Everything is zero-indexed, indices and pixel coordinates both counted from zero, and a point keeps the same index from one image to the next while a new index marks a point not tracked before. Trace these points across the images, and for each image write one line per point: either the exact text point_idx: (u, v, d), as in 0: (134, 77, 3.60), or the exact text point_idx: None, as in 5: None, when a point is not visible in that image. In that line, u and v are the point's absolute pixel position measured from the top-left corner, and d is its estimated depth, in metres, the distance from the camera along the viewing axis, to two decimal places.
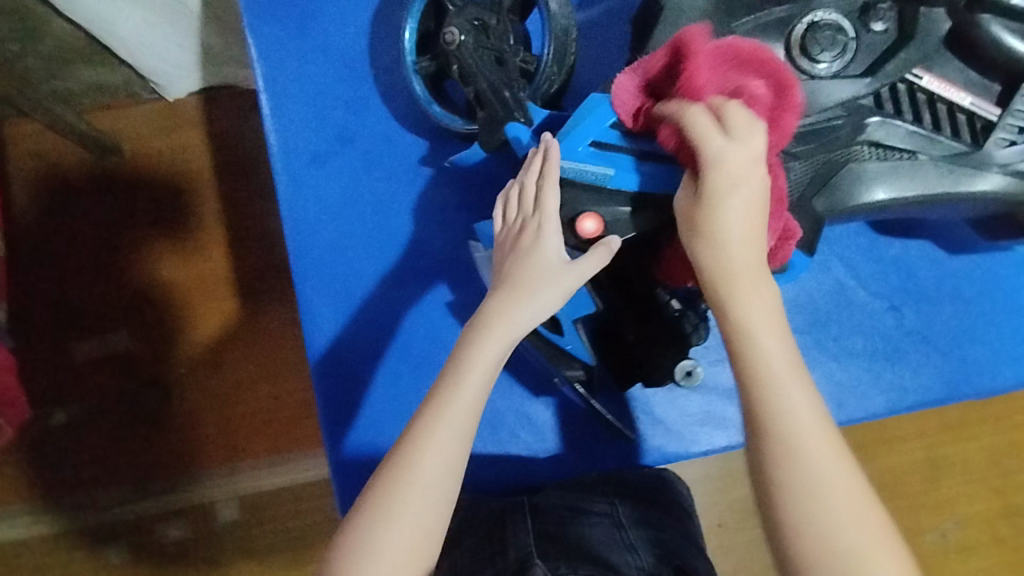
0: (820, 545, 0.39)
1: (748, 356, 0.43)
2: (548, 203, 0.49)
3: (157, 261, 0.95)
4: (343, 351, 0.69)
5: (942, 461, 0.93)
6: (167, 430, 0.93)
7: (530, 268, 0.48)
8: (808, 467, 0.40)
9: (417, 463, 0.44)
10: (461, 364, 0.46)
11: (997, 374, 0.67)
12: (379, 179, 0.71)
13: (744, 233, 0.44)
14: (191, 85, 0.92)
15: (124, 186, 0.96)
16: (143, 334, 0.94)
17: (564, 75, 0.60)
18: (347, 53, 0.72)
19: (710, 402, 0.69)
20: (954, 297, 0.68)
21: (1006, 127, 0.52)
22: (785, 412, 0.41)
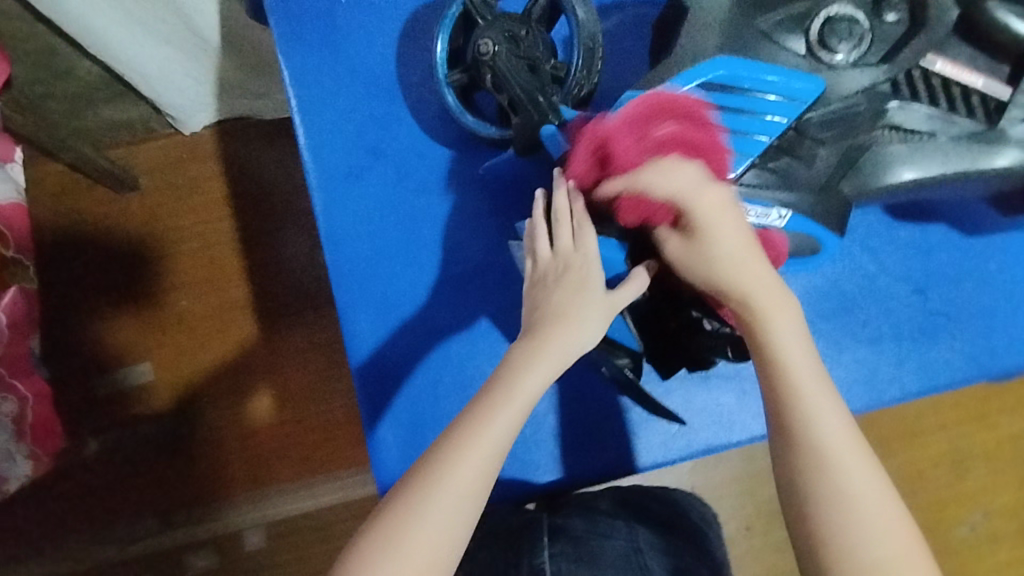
0: (825, 497, 0.47)
1: (764, 347, 0.51)
2: (585, 246, 0.54)
3: (180, 297, 1.16)
4: (384, 355, 0.74)
5: (959, 453, 1.07)
6: (198, 454, 1.13)
7: (566, 299, 0.52)
8: (822, 434, 0.48)
9: (458, 470, 0.49)
10: (504, 386, 0.51)
11: (1016, 350, 0.75)
12: (413, 191, 0.77)
13: (734, 252, 0.51)
14: (205, 118, 1.15)
15: (149, 233, 1.18)
16: (168, 363, 1.15)
17: (593, 80, 0.63)
18: (378, 75, 0.78)
19: (744, 391, 0.74)
20: (971, 279, 0.76)
21: (1019, 106, 0.55)
22: (802, 391, 0.49)
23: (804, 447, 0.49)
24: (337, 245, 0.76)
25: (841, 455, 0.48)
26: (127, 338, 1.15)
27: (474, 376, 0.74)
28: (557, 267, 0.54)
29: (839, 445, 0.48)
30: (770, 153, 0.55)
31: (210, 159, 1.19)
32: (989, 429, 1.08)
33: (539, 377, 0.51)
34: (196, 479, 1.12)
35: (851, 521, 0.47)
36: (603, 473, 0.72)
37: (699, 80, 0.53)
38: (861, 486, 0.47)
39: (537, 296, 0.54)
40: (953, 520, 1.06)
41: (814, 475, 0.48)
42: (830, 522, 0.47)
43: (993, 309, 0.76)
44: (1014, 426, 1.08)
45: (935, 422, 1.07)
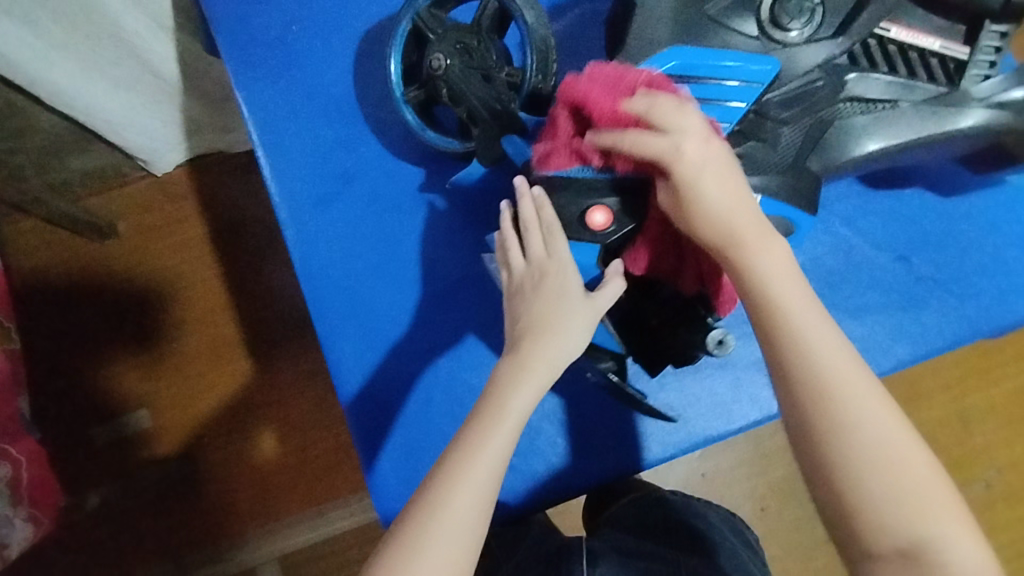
0: (830, 428, 0.45)
1: (753, 285, 0.48)
2: (558, 251, 0.53)
3: (168, 338, 1.15)
4: (378, 383, 0.73)
5: (966, 411, 1.07)
6: (204, 493, 1.11)
7: (547, 309, 0.52)
8: (821, 363, 0.46)
9: (451, 503, 0.47)
10: (492, 409, 0.50)
11: (1009, 308, 0.73)
12: (385, 211, 0.76)
13: (724, 203, 0.48)
14: (177, 157, 1.14)
15: (131, 278, 1.17)
16: (164, 406, 1.14)
17: (551, 82, 0.62)
18: (337, 99, 0.77)
19: (736, 378, 0.74)
20: (955, 240, 0.75)
21: (977, 64, 0.55)
22: (795, 324, 0.47)
23: (803, 381, 0.46)
24: (315, 278, 0.75)
25: (841, 383, 0.46)
26: (120, 386, 1.14)
27: (466, 394, 0.73)
28: (532, 276, 0.53)
29: (839, 373, 0.46)
30: (733, 137, 0.55)
31: (185, 197, 1.19)
32: (992, 384, 1.07)
33: (527, 395, 0.50)
34: (205, 521, 1.10)
35: (861, 448, 0.45)
36: (605, 475, 0.71)
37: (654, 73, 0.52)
38: (866, 411, 0.45)
39: (515, 310, 0.53)
40: (968, 478, 1.05)
41: (816, 407, 0.46)
42: (838, 453, 0.45)
43: (983, 266, 0.74)
44: (1016, 377, 1.07)
45: (937, 382, 1.07)
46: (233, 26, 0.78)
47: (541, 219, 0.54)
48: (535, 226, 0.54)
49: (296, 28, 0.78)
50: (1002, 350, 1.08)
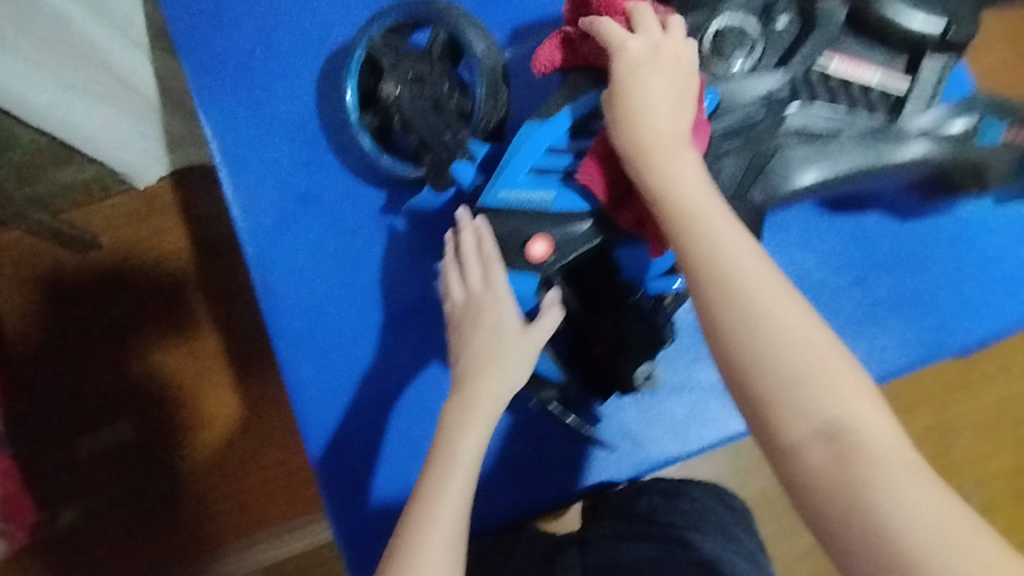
0: (736, 318, 0.44)
1: (659, 192, 0.48)
2: (497, 283, 0.54)
3: (149, 350, 1.14)
4: (357, 409, 0.74)
5: (946, 424, 1.06)
6: (186, 505, 1.11)
7: (490, 343, 0.52)
8: (724, 258, 0.45)
9: (423, 557, 0.46)
10: (446, 455, 0.50)
11: (966, 331, 0.74)
12: (348, 234, 0.76)
13: (643, 111, 0.50)
14: (160, 170, 1.13)
15: (111, 289, 1.16)
16: (145, 420, 1.13)
17: (500, 111, 0.62)
18: (301, 122, 0.78)
19: (692, 399, 0.74)
20: (913, 262, 0.75)
21: (917, 97, 0.56)
22: (696, 224, 0.47)
23: (706, 275, 0.45)
24: (277, 304, 0.76)
25: (744, 274, 0.45)
26: (100, 401, 1.14)
27: (423, 417, 0.74)
28: (471, 310, 0.54)
29: (741, 264, 0.45)
30: None
31: (167, 211, 1.17)
32: (970, 397, 1.06)
33: (479, 434, 0.50)
34: (185, 533, 1.11)
35: (766, 336, 0.44)
36: (563, 495, 0.71)
37: (595, 107, 0.55)
38: (768, 296, 0.44)
39: (457, 347, 0.53)
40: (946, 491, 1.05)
41: (719, 297, 0.45)
42: (747, 344, 0.44)
43: (937, 289, 0.74)
44: (994, 391, 1.07)
45: (919, 396, 1.06)
46: (196, 49, 0.78)
47: (479, 252, 0.56)
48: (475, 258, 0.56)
49: (260, 51, 0.78)
50: (987, 364, 1.07)
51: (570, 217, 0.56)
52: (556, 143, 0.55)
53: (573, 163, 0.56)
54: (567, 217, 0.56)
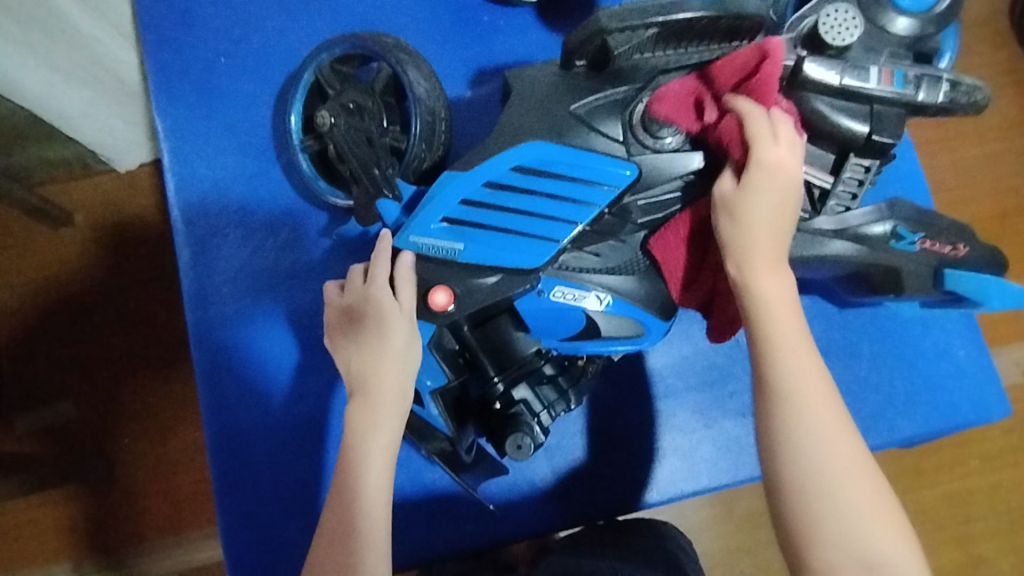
0: (803, 441, 0.45)
1: (747, 304, 0.49)
2: (376, 278, 0.54)
3: (98, 329, 1.01)
4: (292, 420, 0.73)
5: (924, 514, 0.99)
6: (112, 501, 0.98)
7: (379, 339, 0.52)
8: (793, 382, 0.46)
9: (356, 558, 0.49)
10: (358, 457, 0.51)
11: (893, 426, 0.73)
12: (283, 247, 0.76)
13: (755, 220, 0.49)
14: (141, 156, 1.01)
15: (64, 257, 1.03)
16: (90, 405, 0.99)
17: (435, 153, 0.64)
18: (254, 136, 0.78)
19: (605, 463, 0.71)
20: (845, 352, 0.74)
21: (839, 196, 0.54)
22: (777, 344, 0.47)
23: (780, 397, 0.46)
24: (210, 310, 0.74)
25: (816, 403, 0.46)
26: (46, 372, 1.00)
27: (332, 441, 0.72)
28: (360, 314, 0.53)
29: (812, 394, 0.46)
30: (587, 236, 0.56)
31: (147, 195, 1.04)
32: (927, 486, 0.99)
33: (387, 432, 0.51)
34: (107, 530, 0.97)
35: (824, 468, 0.44)
36: (469, 545, 0.69)
37: (512, 163, 0.53)
38: (834, 432, 0.45)
39: (349, 352, 0.54)
40: None
41: (792, 421, 0.45)
42: (806, 475, 0.45)
43: (865, 385, 0.73)
44: (952, 482, 1.00)
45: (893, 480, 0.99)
46: (162, 52, 0.79)
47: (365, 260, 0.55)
48: (360, 265, 0.56)
49: (224, 61, 0.79)
50: (970, 460, 1.00)
51: (477, 269, 0.55)
52: (470, 197, 0.54)
53: (491, 218, 0.54)
54: (476, 269, 0.54)
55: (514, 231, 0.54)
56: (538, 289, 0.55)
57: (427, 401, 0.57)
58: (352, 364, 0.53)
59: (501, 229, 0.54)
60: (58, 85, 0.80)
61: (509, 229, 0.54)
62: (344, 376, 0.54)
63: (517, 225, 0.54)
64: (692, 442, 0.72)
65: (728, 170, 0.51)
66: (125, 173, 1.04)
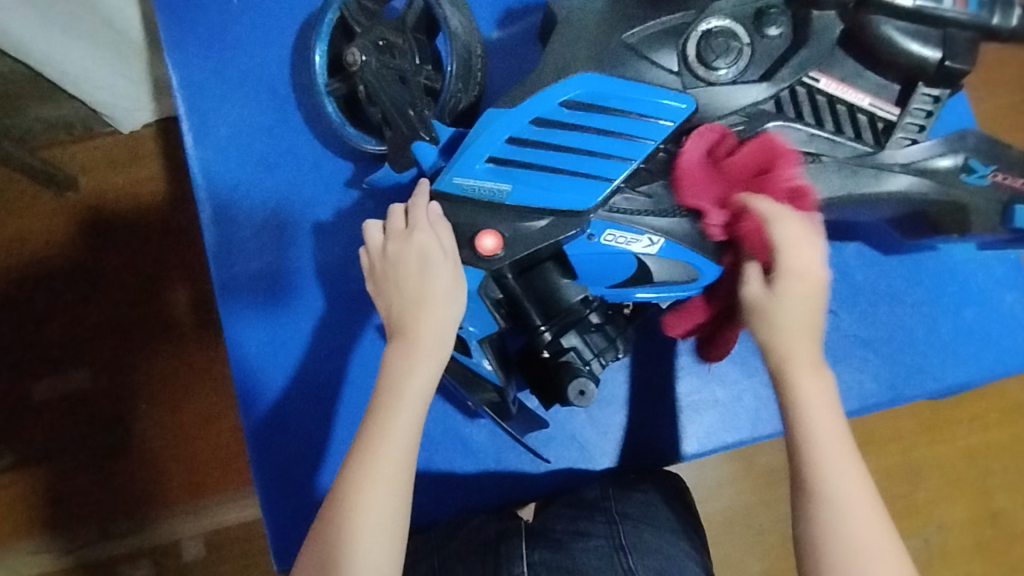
0: (841, 554, 0.43)
1: (786, 408, 0.47)
2: (421, 222, 0.51)
3: (110, 293, 0.97)
4: (307, 376, 0.70)
5: (985, 476, 0.93)
6: (132, 466, 0.93)
7: (422, 285, 0.50)
8: (833, 478, 0.44)
9: (369, 501, 0.46)
10: (390, 400, 0.48)
11: (941, 376, 0.70)
12: (306, 201, 0.73)
13: (789, 321, 0.47)
14: (146, 116, 0.95)
15: (72, 221, 0.98)
16: (105, 370, 0.95)
17: (472, 93, 0.61)
18: (273, 84, 0.74)
19: (647, 415, 0.68)
20: (891, 300, 0.71)
21: (906, 128, 0.53)
22: (819, 446, 0.45)
23: (824, 512, 0.44)
24: (233, 266, 0.72)
25: (859, 517, 0.43)
26: (53, 338, 0.96)
27: (351, 398, 0.70)
28: (401, 255, 0.51)
29: (850, 492, 0.44)
30: (639, 175, 0.53)
31: (153, 159, 0.98)
32: (947, 441, 0.93)
33: (422, 382, 0.48)
34: (126, 496, 0.93)
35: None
36: (503, 502, 0.66)
37: (561, 97, 0.51)
38: (882, 558, 0.43)
39: (390, 294, 0.51)
40: (970, 542, 0.93)
41: (828, 513, 0.44)
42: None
43: (911, 333, 0.71)
44: (972, 436, 0.93)
45: (954, 445, 0.93)
46: None
47: (408, 201, 0.53)
48: (403, 205, 0.53)
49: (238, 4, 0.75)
50: None
51: (523, 212, 0.52)
52: (517, 135, 0.51)
53: (538, 156, 0.52)
54: (524, 212, 0.52)
55: (562, 171, 0.52)
56: (588, 232, 0.53)
57: (476, 350, 0.56)
58: (391, 307, 0.51)
59: (548, 168, 0.52)
60: (52, 33, 0.76)
61: (556, 168, 0.52)
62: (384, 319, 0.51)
63: (566, 163, 0.51)
64: (734, 394, 0.70)
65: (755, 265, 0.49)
66: (130, 135, 0.98)
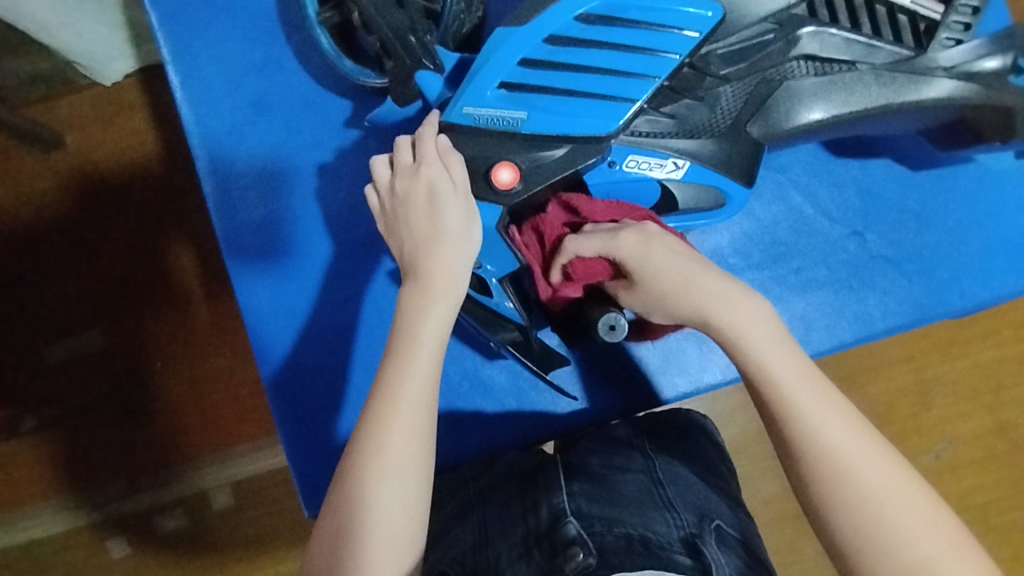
0: (835, 484, 0.41)
1: (739, 360, 0.45)
2: (429, 155, 0.48)
3: (111, 253, 0.94)
4: (317, 325, 0.68)
5: (1004, 389, 0.92)
6: (153, 424, 0.94)
7: (434, 221, 0.47)
8: (807, 417, 0.43)
9: (388, 445, 0.44)
10: (407, 341, 0.46)
11: (971, 293, 0.68)
12: (304, 144, 0.69)
13: (683, 283, 0.46)
14: (126, 65, 0.90)
15: (63, 180, 0.95)
16: (115, 329, 0.94)
17: (475, 14, 0.58)
18: (259, 19, 0.70)
19: (668, 348, 0.67)
20: (920, 218, 0.69)
21: (950, 27, 0.52)
22: (777, 382, 0.44)
23: (811, 456, 0.42)
24: (234, 215, 0.69)
25: (843, 442, 0.42)
26: (58, 301, 0.95)
27: (365, 346, 0.68)
28: (410, 192, 0.48)
29: (822, 419, 0.43)
30: (663, 95, 0.51)
31: (138, 111, 0.94)
32: (962, 357, 0.92)
33: (441, 322, 0.46)
34: (149, 451, 0.94)
35: (861, 501, 0.41)
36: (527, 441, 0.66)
37: (576, 11, 0.48)
38: (871, 470, 0.41)
39: (402, 235, 0.48)
40: (992, 455, 0.92)
41: (803, 446, 0.43)
42: (853, 517, 0.41)
43: (940, 251, 0.68)
44: (984, 352, 0.92)
45: (974, 360, 0.92)
46: None
47: (414, 134, 0.50)
48: (407, 138, 0.50)
49: None
50: None
51: (540, 141, 0.49)
52: (530, 56, 0.49)
53: (551, 78, 0.49)
54: (538, 141, 0.50)
55: (582, 94, 0.49)
56: (609, 160, 0.51)
57: (495, 288, 0.55)
58: (404, 248, 0.48)
59: (567, 92, 0.49)
60: None
61: (576, 91, 0.49)
62: (397, 262, 0.49)
63: (584, 84, 0.49)
64: None
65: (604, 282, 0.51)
66: (111, 87, 0.94)
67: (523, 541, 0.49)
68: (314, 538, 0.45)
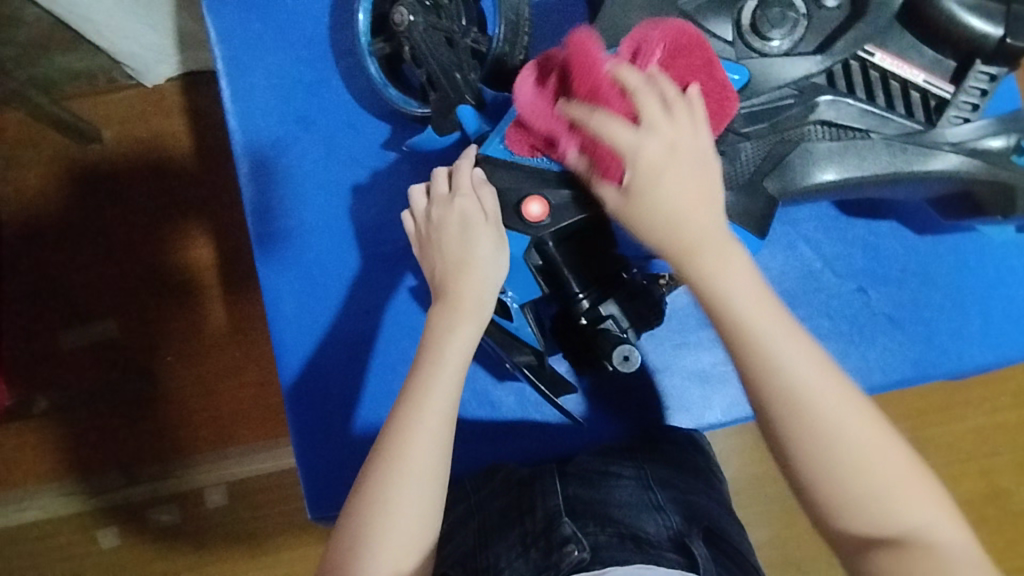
0: (799, 428, 0.43)
1: (731, 319, 0.45)
2: (464, 185, 0.52)
3: (138, 247, 0.98)
4: (337, 333, 0.71)
5: (998, 454, 0.93)
6: (158, 417, 0.96)
7: (465, 246, 0.50)
8: (783, 369, 0.43)
9: (408, 455, 0.46)
10: (434, 356, 0.48)
11: (967, 355, 0.70)
12: (342, 160, 0.73)
13: (684, 209, 0.45)
14: (170, 70, 0.95)
15: (99, 174, 0.99)
16: (133, 321, 0.97)
17: (517, 57, 0.62)
18: (312, 40, 0.74)
19: (674, 384, 0.68)
20: (921, 279, 0.71)
21: (958, 106, 0.56)
22: (753, 333, 0.44)
23: (778, 401, 0.44)
24: (268, 222, 0.72)
25: (811, 392, 0.43)
26: (81, 288, 0.98)
27: (382, 357, 0.70)
28: (444, 220, 0.52)
29: (796, 372, 0.43)
30: None
31: (177, 114, 0.98)
32: (958, 421, 0.94)
33: (465, 340, 0.49)
34: (150, 443, 0.96)
35: (825, 446, 0.43)
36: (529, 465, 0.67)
37: None
38: (838, 413, 0.43)
39: (434, 258, 0.52)
40: (983, 520, 0.93)
41: (773, 400, 0.44)
42: (809, 457, 0.43)
43: (939, 312, 0.71)
44: (979, 417, 0.94)
45: (969, 423, 0.93)
46: None
47: (451, 166, 0.54)
48: (444, 168, 0.54)
49: None
50: None
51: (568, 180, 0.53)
52: None
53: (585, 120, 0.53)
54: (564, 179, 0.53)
55: None
56: None
57: (517, 314, 0.58)
58: (435, 270, 0.52)
59: None
60: None
61: None
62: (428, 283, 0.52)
63: None
64: None
65: (616, 76, 0.47)
66: (155, 90, 0.98)
67: (520, 541, 0.51)
68: (332, 540, 0.47)
